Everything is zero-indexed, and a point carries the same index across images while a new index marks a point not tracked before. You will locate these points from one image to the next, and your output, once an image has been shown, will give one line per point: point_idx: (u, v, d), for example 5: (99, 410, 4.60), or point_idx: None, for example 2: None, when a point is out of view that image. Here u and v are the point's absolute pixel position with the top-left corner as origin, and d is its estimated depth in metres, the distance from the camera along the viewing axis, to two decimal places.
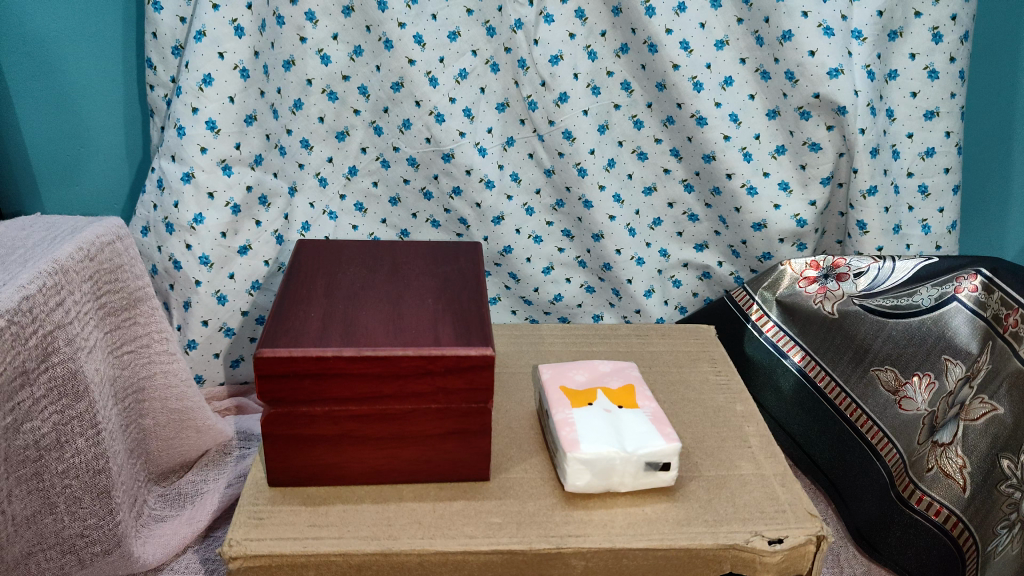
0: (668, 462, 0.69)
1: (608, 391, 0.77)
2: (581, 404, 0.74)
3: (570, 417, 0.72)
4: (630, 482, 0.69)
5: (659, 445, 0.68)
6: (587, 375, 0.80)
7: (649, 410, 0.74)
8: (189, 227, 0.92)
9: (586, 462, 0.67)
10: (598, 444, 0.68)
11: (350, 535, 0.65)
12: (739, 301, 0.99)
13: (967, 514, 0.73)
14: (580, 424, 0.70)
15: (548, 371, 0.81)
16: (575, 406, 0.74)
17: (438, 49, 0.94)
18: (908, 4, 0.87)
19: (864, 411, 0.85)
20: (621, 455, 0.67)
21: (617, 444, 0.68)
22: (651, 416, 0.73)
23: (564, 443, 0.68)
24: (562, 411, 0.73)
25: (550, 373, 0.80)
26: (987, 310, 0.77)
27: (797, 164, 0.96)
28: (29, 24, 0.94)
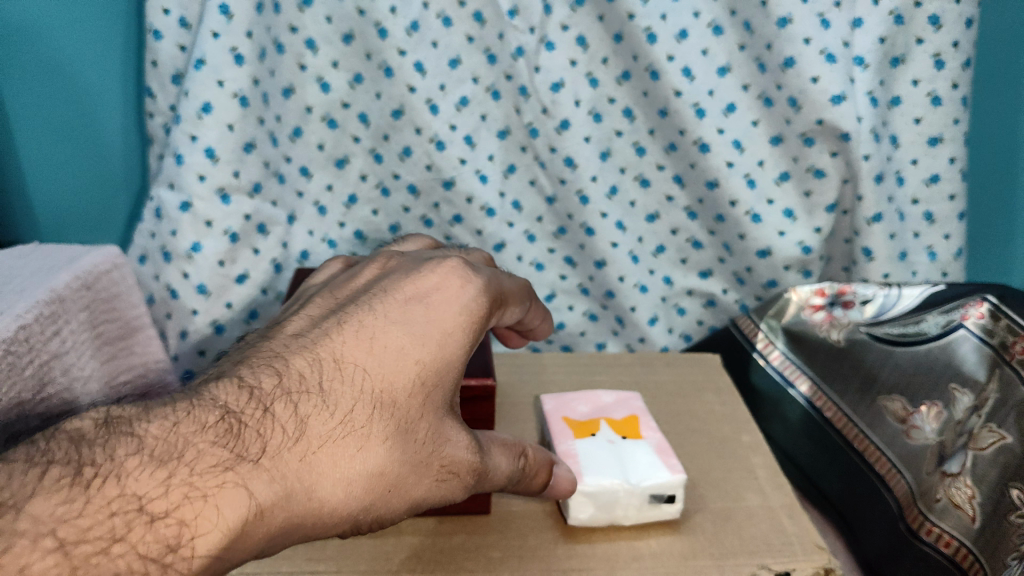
0: (673, 494, 0.67)
1: (611, 422, 0.76)
2: (583, 435, 0.73)
3: (573, 448, 0.71)
4: (634, 514, 0.68)
5: (664, 477, 0.67)
6: (589, 406, 0.79)
7: (654, 441, 0.73)
8: (186, 256, 0.91)
9: (590, 495, 0.66)
10: (601, 476, 0.67)
11: (348, 569, 0.63)
12: (745, 329, 1.01)
13: (978, 546, 0.68)
14: (584, 456, 0.70)
15: (550, 402, 0.79)
16: (577, 437, 0.73)
17: (439, 76, 0.94)
18: (909, 31, 0.85)
19: (871, 442, 0.83)
20: (625, 487, 0.66)
21: (621, 476, 0.67)
22: (655, 447, 0.72)
23: (566, 475, 0.68)
24: (563, 442, 0.72)
25: (552, 403, 0.79)
26: (993, 337, 0.74)
27: (802, 191, 0.95)
28: (25, 63, 0.94)
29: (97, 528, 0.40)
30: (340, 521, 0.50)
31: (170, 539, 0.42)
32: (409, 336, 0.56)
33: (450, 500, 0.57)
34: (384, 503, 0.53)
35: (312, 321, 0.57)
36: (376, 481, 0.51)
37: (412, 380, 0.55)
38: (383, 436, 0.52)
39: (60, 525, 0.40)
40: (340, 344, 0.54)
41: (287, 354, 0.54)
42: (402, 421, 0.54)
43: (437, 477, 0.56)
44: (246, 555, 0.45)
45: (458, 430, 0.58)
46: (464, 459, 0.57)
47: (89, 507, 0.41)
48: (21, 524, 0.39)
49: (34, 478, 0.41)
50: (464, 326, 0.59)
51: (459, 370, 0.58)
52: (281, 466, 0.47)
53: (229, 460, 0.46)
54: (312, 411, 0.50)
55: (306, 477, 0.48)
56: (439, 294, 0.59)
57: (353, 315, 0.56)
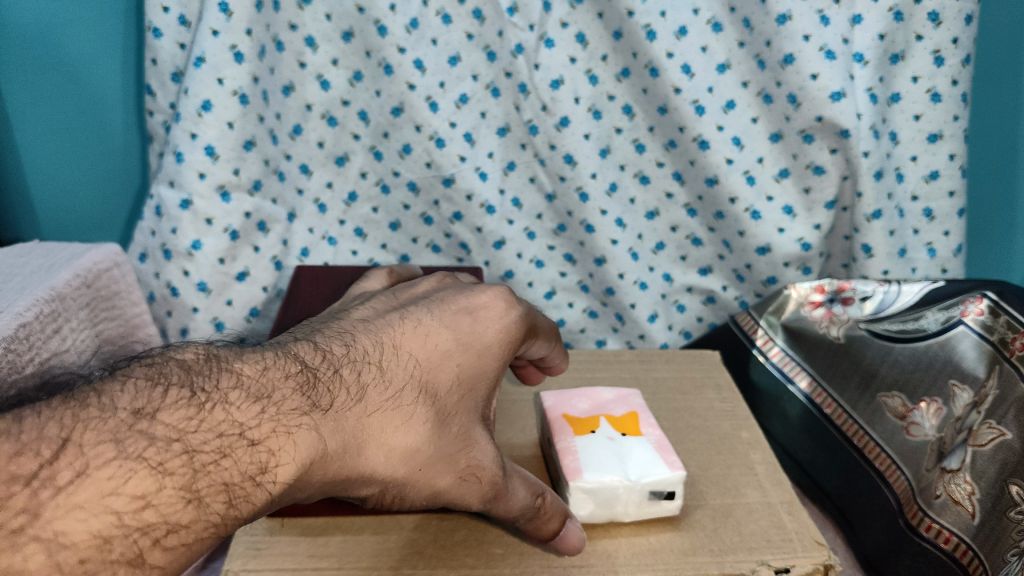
0: (673, 491, 0.67)
1: (611, 418, 0.76)
2: (583, 432, 0.73)
3: (572, 446, 0.71)
4: (634, 510, 0.68)
5: (664, 474, 0.67)
6: (589, 403, 0.79)
7: (653, 439, 0.73)
8: (186, 254, 0.91)
9: (589, 491, 0.66)
10: (601, 473, 0.67)
11: (349, 566, 0.64)
12: (744, 326, 1.01)
13: (977, 542, 0.68)
14: (584, 453, 0.70)
15: (550, 398, 0.79)
16: (577, 435, 0.73)
17: (439, 74, 0.94)
18: (909, 28, 0.85)
19: (871, 438, 0.83)
20: (625, 484, 0.66)
21: (621, 473, 0.67)
22: (654, 444, 0.72)
23: (566, 472, 0.68)
24: (562, 440, 0.72)
25: (552, 400, 0.79)
26: (992, 334, 0.74)
27: (801, 188, 0.95)
28: (24, 65, 0.94)
29: (208, 443, 0.45)
30: (374, 482, 0.54)
31: (253, 466, 0.46)
32: (456, 340, 0.59)
33: (465, 502, 0.59)
34: (412, 481, 0.56)
35: (379, 310, 0.61)
36: (414, 459, 0.55)
37: (453, 379, 0.58)
38: (426, 419, 0.56)
39: (180, 432, 0.45)
40: (399, 334, 0.58)
41: (356, 331, 0.58)
42: (440, 412, 0.57)
43: (462, 474, 0.57)
44: (302, 490, 0.49)
45: (486, 437, 0.60)
46: (489, 466, 0.58)
47: (200, 423, 0.46)
48: (151, 426, 0.44)
49: (158, 394, 0.46)
50: (502, 342, 0.61)
51: (492, 382, 0.61)
52: (342, 423, 0.51)
53: (305, 407, 0.50)
54: (372, 385, 0.54)
55: (358, 439, 0.52)
56: (486, 310, 0.62)
57: (413, 313, 0.60)
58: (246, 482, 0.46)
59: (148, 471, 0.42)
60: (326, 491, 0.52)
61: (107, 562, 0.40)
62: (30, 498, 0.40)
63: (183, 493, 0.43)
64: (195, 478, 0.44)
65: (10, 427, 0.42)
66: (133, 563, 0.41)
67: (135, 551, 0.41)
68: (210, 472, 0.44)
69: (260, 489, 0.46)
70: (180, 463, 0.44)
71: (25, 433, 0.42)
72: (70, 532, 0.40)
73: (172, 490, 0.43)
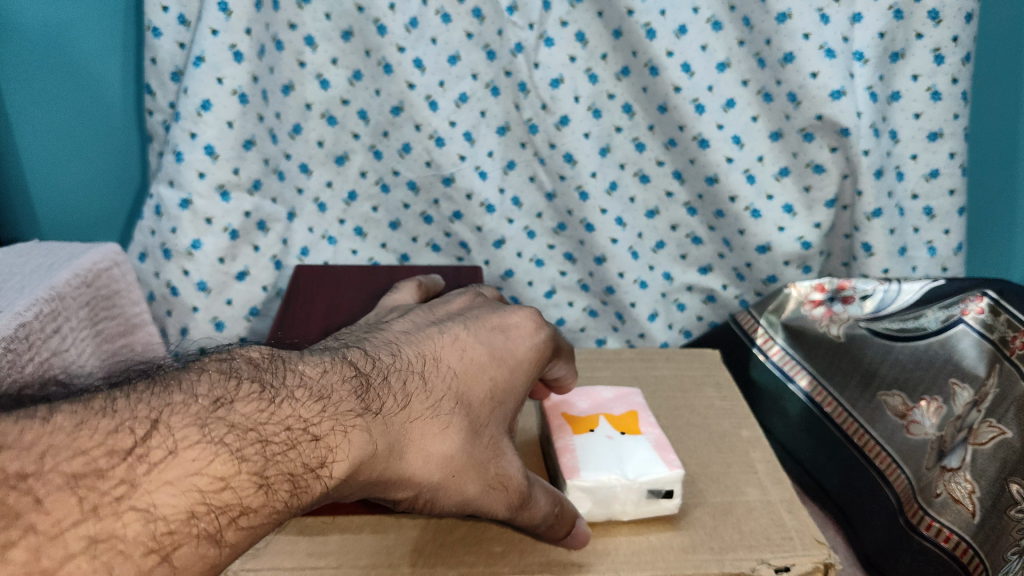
0: (671, 489, 0.67)
1: (610, 417, 0.76)
2: (582, 430, 0.73)
3: (571, 444, 0.71)
4: (631, 509, 0.68)
5: (661, 473, 0.67)
6: (589, 402, 0.79)
7: (652, 437, 0.73)
8: (186, 253, 0.91)
9: (586, 489, 0.66)
10: (599, 472, 0.67)
11: (349, 564, 0.64)
12: (744, 325, 1.01)
13: (977, 540, 0.68)
14: (583, 452, 0.70)
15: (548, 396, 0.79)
16: (576, 433, 0.73)
17: (438, 73, 0.94)
18: (909, 26, 0.85)
19: (871, 436, 0.83)
20: (622, 482, 0.66)
21: (618, 471, 0.67)
22: (653, 443, 0.72)
23: (564, 470, 0.68)
24: (561, 438, 0.72)
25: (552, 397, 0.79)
26: (993, 332, 0.74)
27: (802, 187, 0.95)
28: (25, 64, 0.94)
29: (278, 433, 0.44)
30: (411, 488, 0.52)
31: (315, 459, 0.45)
32: (491, 354, 0.60)
33: (492, 511, 0.56)
34: (447, 489, 0.54)
35: (415, 326, 0.61)
36: (452, 467, 0.53)
37: (488, 392, 0.58)
38: (461, 428, 0.55)
39: (254, 422, 0.44)
40: (440, 347, 0.58)
41: (401, 342, 0.58)
42: (475, 423, 0.56)
43: (490, 482, 0.55)
44: (346, 491, 0.47)
45: (513, 449, 0.58)
46: (516, 476, 0.56)
47: (270, 415, 0.45)
48: (229, 414, 0.43)
49: (231, 386, 0.45)
50: (533, 360, 0.63)
51: (519, 401, 0.61)
52: (391, 427, 0.50)
53: (360, 409, 0.49)
54: (418, 392, 0.54)
55: (402, 443, 0.51)
56: (517, 328, 0.64)
57: (451, 327, 0.61)
58: (306, 474, 0.44)
59: (228, 453, 0.41)
60: (363, 493, 0.50)
61: (191, 538, 0.38)
62: (128, 470, 0.38)
63: (256, 478, 0.42)
64: (266, 465, 0.42)
65: (101, 405, 0.41)
66: (211, 540, 0.39)
67: (215, 529, 0.39)
68: (278, 459, 0.43)
69: (317, 484, 0.45)
70: (255, 450, 0.43)
71: (118, 410, 0.40)
72: (160, 506, 0.38)
73: (247, 475, 0.41)
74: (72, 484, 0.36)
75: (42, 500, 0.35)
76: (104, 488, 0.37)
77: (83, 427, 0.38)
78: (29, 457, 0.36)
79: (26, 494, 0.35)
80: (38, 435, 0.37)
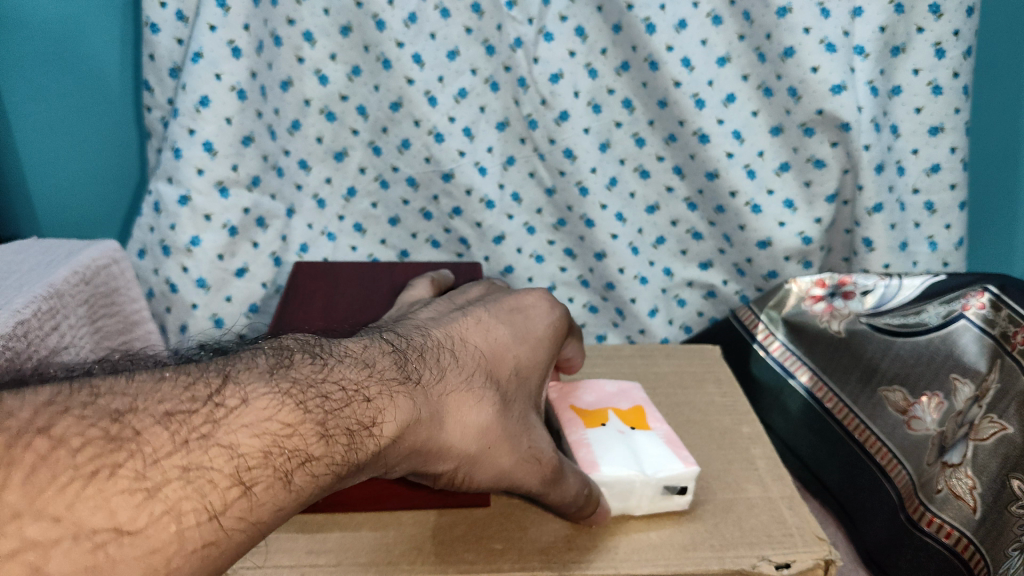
0: (685, 486, 0.67)
1: (618, 412, 0.76)
2: (594, 425, 0.74)
3: (585, 438, 0.71)
4: (646, 505, 0.68)
5: (679, 468, 0.67)
6: (595, 396, 0.79)
7: (662, 432, 0.73)
8: (185, 249, 0.91)
9: (606, 484, 0.66)
10: (618, 467, 0.67)
11: (349, 561, 0.64)
12: (744, 321, 1.00)
13: (979, 536, 0.68)
14: (598, 446, 0.70)
15: (554, 391, 0.79)
16: (588, 427, 0.73)
17: (437, 68, 0.94)
18: (910, 20, 0.84)
19: (872, 432, 0.83)
20: (642, 477, 0.66)
21: (637, 467, 0.67)
22: (664, 437, 0.72)
23: (581, 464, 0.68)
24: (573, 432, 0.72)
25: (557, 393, 0.78)
26: (994, 327, 0.73)
27: (802, 182, 0.94)
28: (24, 60, 0.93)
29: (335, 390, 0.48)
30: (450, 457, 0.56)
31: (367, 418, 0.48)
32: (512, 334, 0.64)
33: (524, 483, 0.60)
34: (482, 457, 0.57)
35: (439, 311, 0.65)
36: (487, 437, 0.57)
37: (511, 371, 0.62)
38: (494, 402, 0.58)
39: (312, 380, 0.47)
40: (464, 327, 0.62)
41: (429, 324, 0.62)
42: (504, 397, 0.60)
43: (524, 454, 0.59)
44: (395, 456, 0.51)
45: (540, 427, 0.63)
46: (547, 450, 0.61)
47: (325, 376, 0.49)
48: (289, 374, 0.47)
49: (285, 355, 0.49)
50: (551, 338, 0.68)
51: (540, 373, 0.66)
52: (432, 395, 0.54)
53: (402, 377, 0.53)
54: (454, 365, 0.57)
55: (443, 411, 0.54)
56: (535, 308, 0.68)
57: (473, 310, 0.65)
58: (361, 431, 0.48)
59: (292, 403, 0.45)
60: (409, 462, 0.53)
61: (265, 475, 0.42)
62: (209, 414, 0.42)
63: (318, 429, 0.45)
64: (326, 419, 0.46)
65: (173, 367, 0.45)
66: (281, 482, 0.43)
67: (285, 470, 0.43)
68: (335, 416, 0.47)
69: (368, 442, 0.48)
70: (315, 403, 0.46)
71: (190, 369, 0.44)
72: (241, 444, 0.42)
73: (311, 426, 0.45)
74: (164, 419, 0.40)
75: (141, 431, 0.39)
76: (192, 425, 0.41)
77: (164, 381, 0.43)
78: (126, 398, 0.40)
79: (124, 426, 0.39)
80: (129, 385, 0.41)
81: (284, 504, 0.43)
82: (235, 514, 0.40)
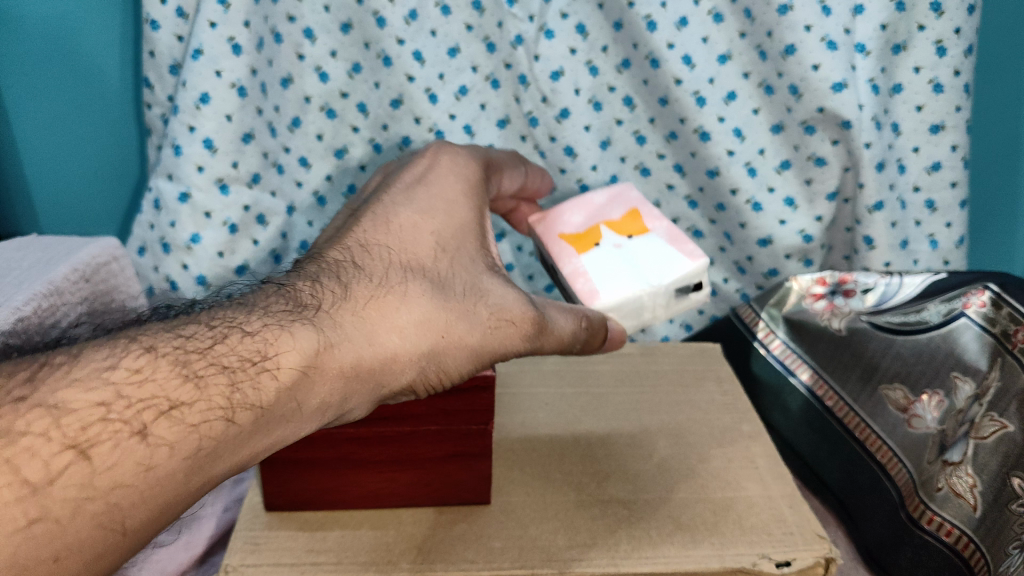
0: (699, 280, 0.76)
1: (612, 223, 0.82)
2: (588, 247, 0.79)
3: (581, 267, 0.77)
4: (662, 312, 0.76)
5: (688, 266, 0.75)
6: (585, 213, 0.84)
7: (662, 230, 0.81)
8: (185, 246, 0.92)
9: (613, 307, 0.72)
10: (622, 290, 0.73)
11: (348, 560, 0.65)
12: (745, 318, 0.99)
13: (979, 534, 0.69)
14: (594, 271, 0.75)
15: (541, 224, 0.83)
16: (582, 253, 0.78)
17: (437, 65, 0.93)
18: (911, 18, 0.84)
19: (873, 430, 0.83)
20: (650, 290, 0.73)
21: (643, 281, 0.73)
22: (664, 235, 0.80)
23: (583, 295, 0.73)
24: (569, 264, 0.77)
25: (544, 225, 0.83)
26: (995, 326, 0.73)
27: (803, 180, 0.94)
28: (23, 57, 0.93)
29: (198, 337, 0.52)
30: (408, 369, 0.59)
31: (251, 352, 0.52)
32: (419, 214, 0.67)
33: (511, 345, 0.64)
34: (441, 349, 0.60)
35: (349, 216, 0.69)
36: (434, 327, 0.60)
37: (431, 247, 0.65)
38: (424, 290, 0.61)
39: (172, 334, 0.51)
40: (365, 233, 0.65)
41: (330, 243, 0.65)
42: (438, 278, 0.63)
43: (489, 325, 0.63)
44: (332, 372, 0.54)
45: (498, 284, 0.66)
46: (510, 305, 0.65)
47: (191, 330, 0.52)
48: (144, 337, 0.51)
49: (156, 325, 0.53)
50: (465, 195, 0.71)
51: (475, 231, 0.69)
52: (337, 315, 0.56)
53: (292, 308, 0.56)
54: (361, 274, 0.61)
55: (360, 319, 0.57)
56: (436, 175, 0.71)
57: (376, 208, 0.68)
58: (248, 367, 0.51)
59: (138, 354, 0.49)
60: (363, 393, 0.56)
61: (109, 433, 0.45)
62: (34, 375, 0.46)
63: (182, 372, 0.49)
64: (190, 363, 0.50)
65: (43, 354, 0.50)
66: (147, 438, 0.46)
67: (139, 424, 0.46)
68: (208, 358, 0.51)
69: (267, 374, 0.51)
70: (174, 352, 0.50)
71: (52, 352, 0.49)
72: (73, 400, 0.45)
73: (169, 371, 0.49)
74: None
75: None
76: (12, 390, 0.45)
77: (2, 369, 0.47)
78: None
79: None
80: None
81: (185, 448, 0.47)
82: (79, 475, 0.44)
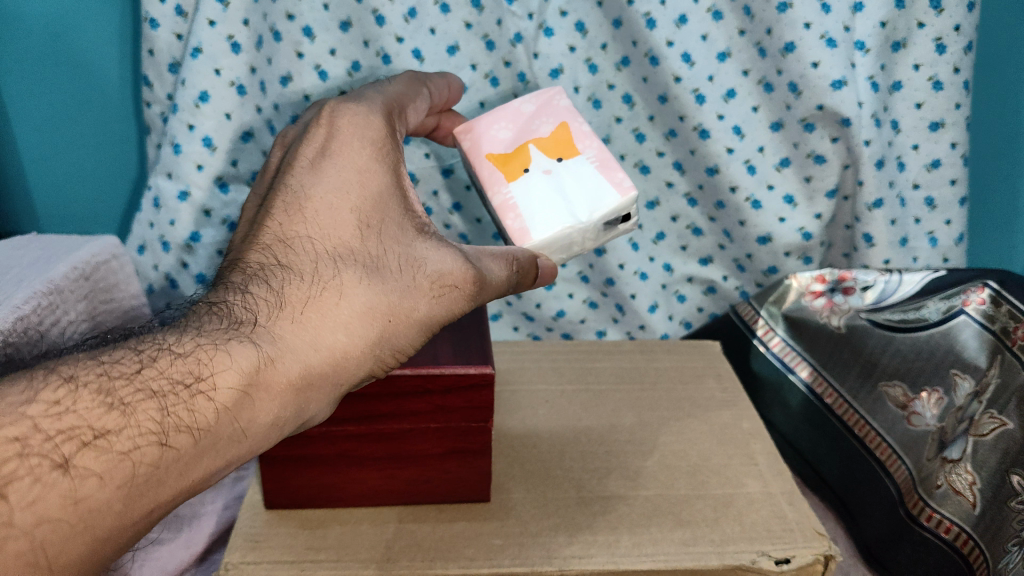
0: (627, 210, 0.76)
1: (540, 142, 0.79)
2: (517, 174, 0.77)
3: (510, 198, 0.75)
4: (591, 242, 0.77)
5: (616, 201, 0.74)
6: (512, 129, 0.81)
7: (591, 154, 0.78)
8: (185, 245, 0.94)
9: (543, 245, 0.73)
10: (551, 229, 0.73)
11: (349, 557, 0.65)
12: (744, 315, 0.98)
13: (978, 532, 0.69)
14: (523, 206, 0.74)
15: (467, 141, 0.80)
16: (511, 181, 0.77)
17: (437, 63, 0.92)
18: (911, 15, 0.83)
19: (872, 428, 0.83)
20: (578, 228, 0.73)
21: (571, 218, 0.73)
22: (594, 160, 0.77)
23: (515, 236, 0.73)
24: (498, 196, 0.76)
25: (471, 142, 0.80)
26: (994, 323, 0.73)
27: (802, 177, 0.94)
28: (21, 57, 0.93)
29: (118, 364, 0.52)
30: (361, 361, 0.60)
31: (183, 375, 0.52)
32: (336, 190, 0.64)
33: (456, 309, 0.64)
34: (389, 334, 0.61)
35: (263, 198, 0.66)
36: (373, 314, 0.60)
37: (354, 226, 0.63)
38: (358, 279, 0.61)
39: (92, 363, 0.52)
40: (284, 222, 0.63)
41: (253, 233, 0.64)
42: (370, 260, 0.62)
43: (432, 296, 0.63)
44: (276, 379, 0.55)
45: (432, 249, 0.65)
46: (450, 271, 0.64)
47: (111, 356, 0.53)
48: (65, 366, 0.51)
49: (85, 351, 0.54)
50: (374, 156, 0.66)
51: (398, 196, 0.66)
52: (273, 326, 0.57)
53: (224, 325, 0.56)
54: (290, 274, 0.60)
55: (293, 322, 0.58)
56: (339, 142, 0.66)
57: (290, 185, 0.65)
58: (181, 391, 0.52)
59: (59, 385, 0.50)
60: (315, 391, 0.58)
61: (30, 468, 0.46)
62: None
63: (107, 401, 0.50)
64: (112, 391, 0.51)
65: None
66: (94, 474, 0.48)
67: (62, 457, 0.47)
68: (135, 384, 0.51)
69: (203, 397, 0.52)
70: (97, 382, 0.51)
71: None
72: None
73: (90, 401, 0.50)
74: None
75: None
76: None
77: None
78: None
79: None
80: None
81: (118, 476, 0.48)
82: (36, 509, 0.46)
